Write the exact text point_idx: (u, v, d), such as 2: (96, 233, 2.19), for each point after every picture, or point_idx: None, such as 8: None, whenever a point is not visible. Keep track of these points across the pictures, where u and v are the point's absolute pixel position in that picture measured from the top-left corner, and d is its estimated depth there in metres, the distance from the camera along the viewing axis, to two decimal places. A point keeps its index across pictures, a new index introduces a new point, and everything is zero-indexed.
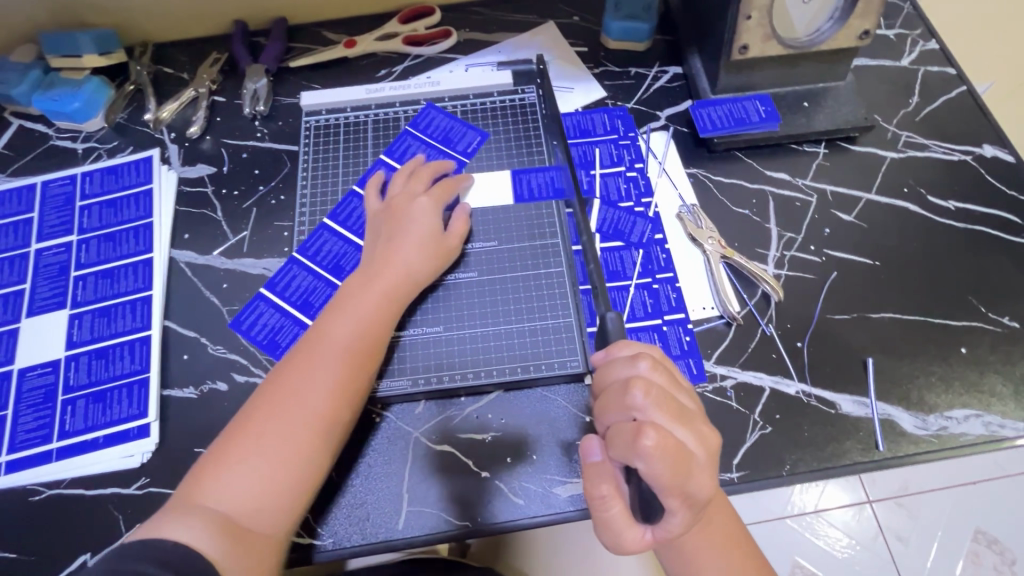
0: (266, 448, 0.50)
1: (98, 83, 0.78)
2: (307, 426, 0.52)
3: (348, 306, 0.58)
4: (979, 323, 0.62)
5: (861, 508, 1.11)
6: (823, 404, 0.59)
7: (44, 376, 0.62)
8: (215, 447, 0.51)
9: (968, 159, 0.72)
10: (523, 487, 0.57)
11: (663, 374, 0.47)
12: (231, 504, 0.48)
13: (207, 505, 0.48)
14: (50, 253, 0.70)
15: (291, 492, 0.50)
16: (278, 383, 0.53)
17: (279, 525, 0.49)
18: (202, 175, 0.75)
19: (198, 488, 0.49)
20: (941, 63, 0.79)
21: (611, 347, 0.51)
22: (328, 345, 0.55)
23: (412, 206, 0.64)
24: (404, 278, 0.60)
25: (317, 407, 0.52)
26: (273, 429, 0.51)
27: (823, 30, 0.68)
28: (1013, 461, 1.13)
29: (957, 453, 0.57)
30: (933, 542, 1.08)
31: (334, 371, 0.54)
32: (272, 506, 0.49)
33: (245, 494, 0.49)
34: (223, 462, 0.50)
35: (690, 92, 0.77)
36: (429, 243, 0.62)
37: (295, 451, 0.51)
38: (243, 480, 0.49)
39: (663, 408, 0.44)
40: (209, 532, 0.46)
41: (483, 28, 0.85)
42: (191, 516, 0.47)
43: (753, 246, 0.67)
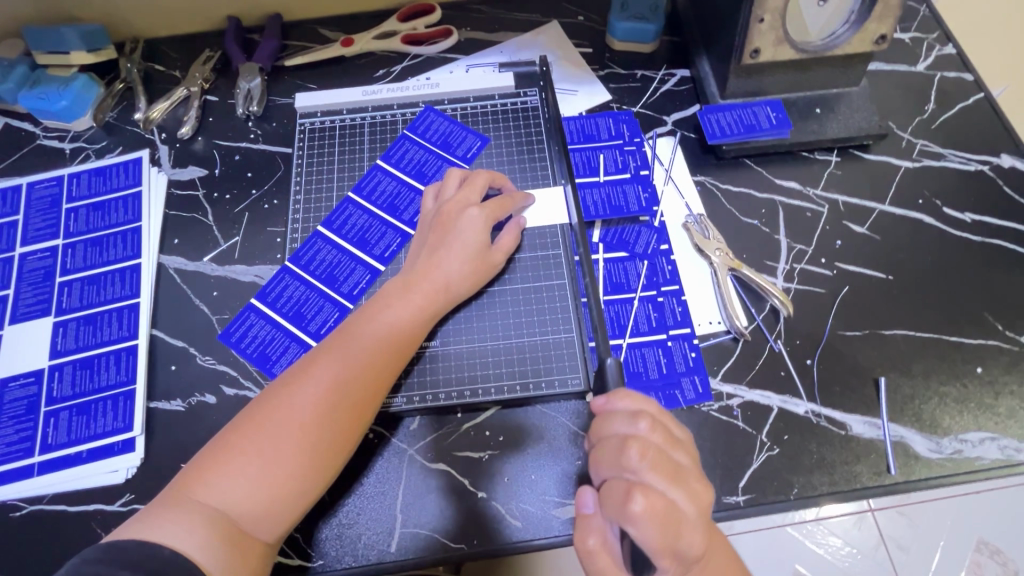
0: (274, 450, 0.48)
1: (87, 80, 0.76)
2: (326, 435, 0.50)
3: (386, 314, 0.56)
4: (995, 342, 0.60)
5: (861, 516, 1.06)
6: (833, 425, 0.57)
7: (27, 387, 0.60)
8: (222, 439, 0.49)
9: (984, 169, 0.69)
10: (521, 508, 0.55)
11: (661, 433, 0.46)
12: (230, 505, 0.46)
13: (204, 501, 0.45)
14: (34, 257, 0.67)
15: (292, 500, 0.48)
16: (304, 382, 0.51)
17: (273, 531, 0.47)
18: (193, 177, 0.73)
19: (196, 482, 0.46)
20: (957, 68, 0.76)
21: (610, 394, 0.48)
22: (360, 353, 0.53)
23: (465, 214, 0.60)
24: (442, 292, 0.58)
25: (338, 417, 0.50)
26: (291, 432, 0.48)
27: (838, 33, 0.65)
28: None
29: (971, 478, 0.55)
30: (935, 552, 1.03)
31: (357, 378, 0.52)
32: (272, 512, 0.47)
33: (246, 496, 0.46)
34: (229, 457, 0.47)
35: (698, 96, 0.75)
36: (474, 259, 0.60)
37: (305, 457, 0.48)
38: (247, 481, 0.46)
39: (658, 469, 0.43)
40: (205, 532, 0.44)
41: (484, 27, 0.82)
42: (186, 511, 0.44)
43: (761, 258, 0.65)
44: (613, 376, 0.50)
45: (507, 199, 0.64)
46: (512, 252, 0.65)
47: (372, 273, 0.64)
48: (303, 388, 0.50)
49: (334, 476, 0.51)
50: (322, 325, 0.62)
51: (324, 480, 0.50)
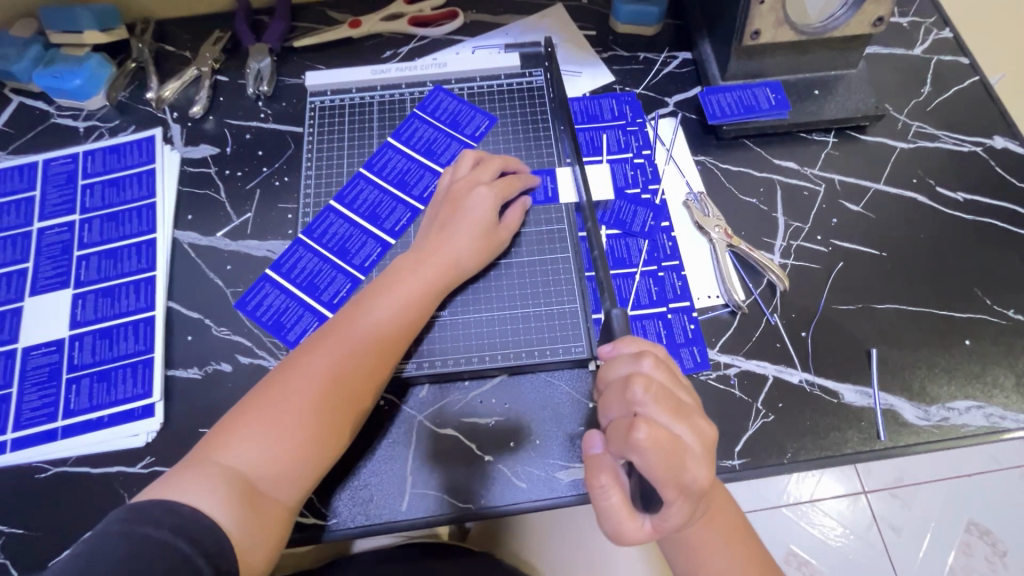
0: (290, 419, 0.50)
1: (100, 59, 0.77)
2: (341, 405, 0.52)
3: (397, 289, 0.58)
4: (984, 316, 0.62)
5: (854, 497, 1.09)
6: (826, 393, 0.59)
7: (49, 355, 0.62)
8: (242, 405, 0.51)
9: (978, 150, 0.71)
10: (526, 471, 0.57)
11: (664, 371, 0.47)
12: (249, 468, 0.48)
13: (223, 463, 0.48)
14: (52, 232, 0.69)
15: (305, 466, 0.50)
16: (318, 353, 0.53)
17: (291, 493, 0.49)
18: (205, 156, 0.74)
19: (216, 446, 0.49)
20: (954, 52, 0.78)
21: (618, 341, 0.50)
22: (371, 326, 0.55)
23: (474, 193, 0.62)
24: (451, 268, 0.60)
25: (351, 386, 0.53)
26: (307, 400, 0.51)
27: (837, 16, 0.67)
28: (1008, 454, 1.09)
29: (957, 443, 0.57)
30: (926, 533, 1.05)
31: (369, 350, 0.54)
32: (288, 476, 0.49)
33: (262, 459, 0.48)
34: (246, 422, 0.50)
35: (699, 78, 0.76)
36: (481, 237, 0.62)
37: (319, 425, 0.51)
38: (265, 446, 0.49)
39: (661, 403, 0.44)
40: (225, 492, 0.46)
41: (490, 9, 0.83)
42: (207, 472, 0.47)
43: (759, 235, 0.67)
44: (619, 323, 0.54)
45: (516, 182, 0.66)
46: (517, 228, 0.66)
47: (383, 247, 0.66)
48: (320, 360, 0.53)
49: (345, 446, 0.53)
50: (335, 296, 0.64)
51: (339, 447, 0.52)
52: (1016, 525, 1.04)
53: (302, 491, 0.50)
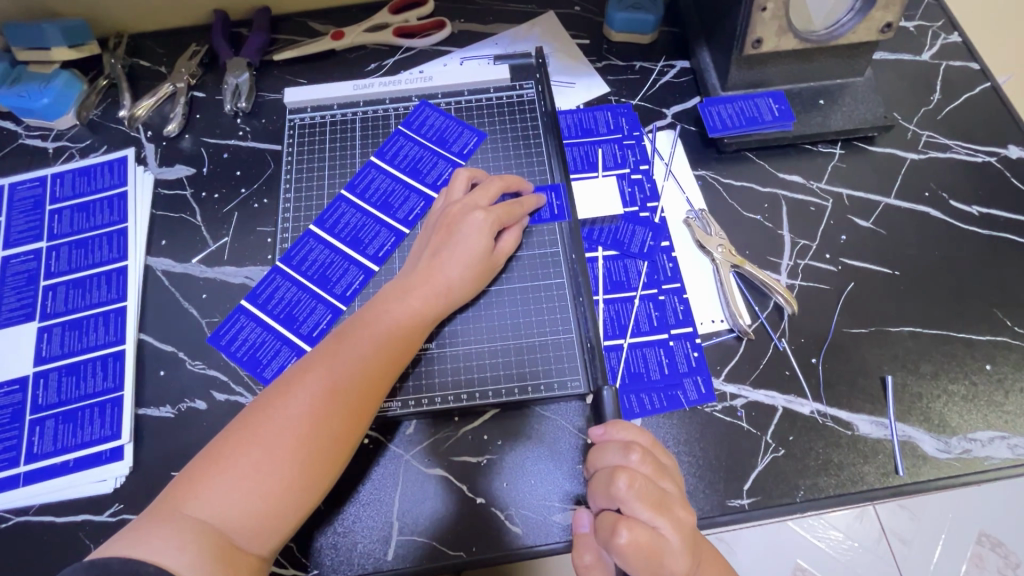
0: (268, 465, 0.46)
1: (69, 76, 0.74)
2: (324, 447, 0.48)
3: (385, 319, 0.54)
4: (1004, 337, 0.59)
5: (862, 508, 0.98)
6: (839, 425, 0.56)
7: (11, 395, 0.59)
8: (216, 448, 0.46)
9: (992, 161, 0.68)
10: (520, 514, 0.53)
11: (651, 463, 0.47)
12: (221, 520, 0.43)
13: (194, 515, 0.43)
14: (17, 261, 0.65)
15: (284, 515, 0.45)
16: (300, 389, 0.49)
17: (267, 546, 0.45)
18: (180, 177, 0.71)
19: (186, 495, 0.44)
20: (964, 57, 0.74)
21: (608, 425, 0.50)
22: (357, 360, 0.51)
23: (469, 217, 0.59)
24: (443, 295, 0.57)
25: (335, 426, 0.48)
26: (286, 444, 0.46)
27: (843, 22, 0.63)
28: None
29: (981, 478, 0.53)
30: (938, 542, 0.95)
31: (355, 385, 0.50)
32: (265, 526, 0.45)
33: (236, 509, 0.44)
34: (219, 466, 0.45)
35: (698, 87, 0.73)
36: (476, 263, 0.58)
37: (300, 470, 0.46)
38: (238, 496, 0.44)
39: (644, 499, 0.44)
40: (194, 549, 0.41)
41: (478, 19, 0.80)
42: (174, 524, 0.42)
43: (765, 254, 0.64)
44: (609, 408, 0.53)
45: (517, 204, 0.62)
46: (511, 252, 0.63)
47: (366, 273, 0.62)
48: (301, 398, 0.48)
49: (326, 491, 0.49)
50: (315, 327, 0.60)
51: (321, 493, 0.48)
52: None
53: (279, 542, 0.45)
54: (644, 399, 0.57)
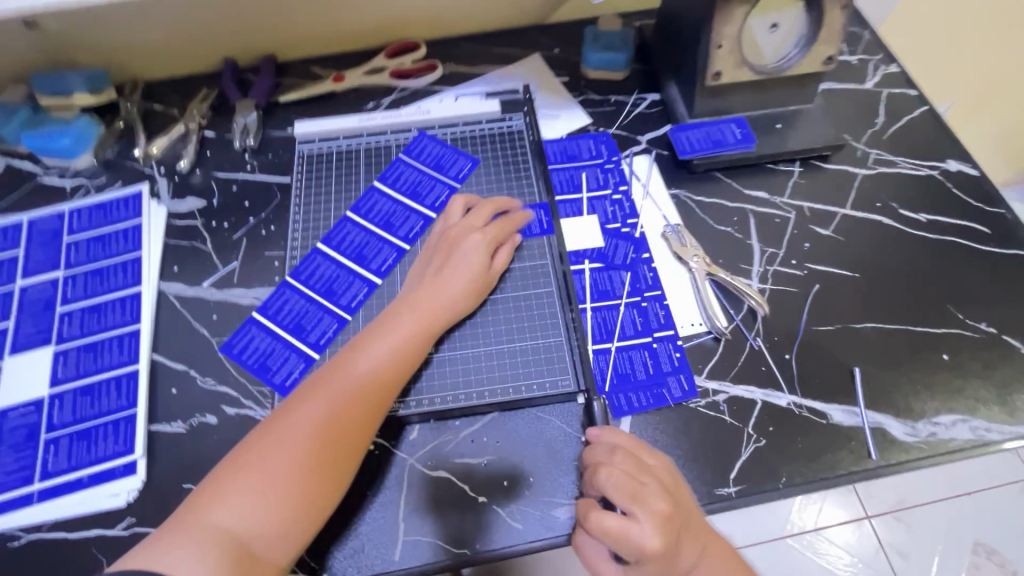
0: (287, 472, 0.48)
1: (89, 119, 0.79)
2: (340, 453, 0.51)
3: (393, 333, 0.58)
4: (958, 330, 0.64)
5: (862, 522, 1.36)
6: (814, 414, 0.60)
7: (27, 416, 0.61)
8: (236, 460, 0.49)
9: (934, 174, 0.75)
10: (522, 510, 0.56)
11: (633, 460, 0.52)
12: (245, 527, 0.46)
13: (218, 524, 0.45)
14: (35, 289, 0.69)
15: (304, 520, 0.48)
16: (313, 401, 0.52)
17: (288, 552, 0.47)
18: (191, 208, 0.76)
19: (209, 505, 0.46)
20: (902, 85, 0.83)
21: (602, 429, 0.55)
22: (367, 371, 0.55)
23: (469, 239, 0.64)
24: (446, 309, 0.61)
25: (349, 433, 0.52)
26: (305, 451, 0.49)
27: (790, 56, 0.71)
28: (965, 478, 1.40)
29: (947, 458, 0.57)
30: (932, 557, 1.32)
31: (366, 394, 0.53)
32: (283, 533, 0.47)
33: (258, 516, 0.47)
34: (236, 478, 0.48)
35: (668, 117, 0.80)
36: (475, 279, 0.63)
37: (318, 476, 0.49)
38: (261, 503, 0.47)
39: (620, 490, 0.49)
40: (221, 556, 0.44)
41: (467, 61, 0.88)
42: (197, 535, 0.45)
43: (736, 262, 0.69)
44: (600, 415, 0.58)
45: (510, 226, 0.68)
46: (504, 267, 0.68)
47: (370, 287, 0.67)
48: (317, 408, 0.51)
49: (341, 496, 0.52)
50: (322, 336, 0.64)
51: (337, 498, 0.51)
52: (1004, 541, 1.33)
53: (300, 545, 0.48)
54: (631, 397, 0.61)
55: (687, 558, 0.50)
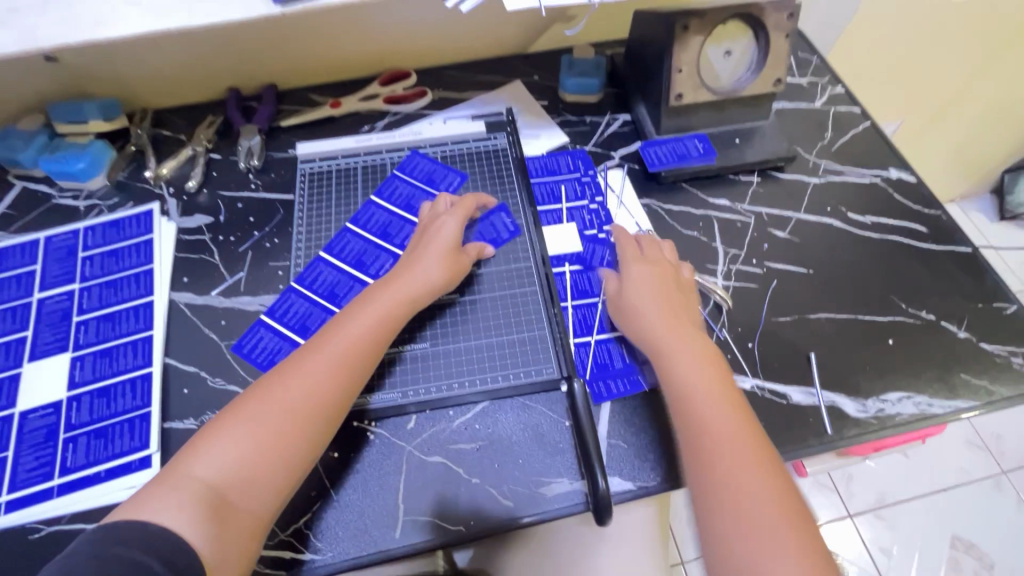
0: (260, 430, 0.53)
1: (102, 145, 0.85)
2: (310, 415, 0.55)
3: (366, 309, 0.63)
4: (901, 317, 0.71)
5: (845, 521, 1.41)
6: (775, 395, 0.66)
7: (46, 417, 0.65)
8: (219, 419, 0.54)
9: (877, 181, 0.84)
10: (512, 489, 0.61)
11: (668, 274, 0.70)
12: (219, 477, 0.50)
13: (196, 475, 0.50)
14: (52, 300, 0.74)
15: (274, 474, 0.53)
16: (295, 370, 0.57)
17: (260, 502, 0.52)
18: (199, 224, 0.81)
19: (190, 459, 0.51)
20: (847, 104, 0.92)
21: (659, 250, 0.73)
22: (345, 345, 0.59)
23: (439, 228, 0.71)
24: (416, 288, 0.66)
25: (320, 396, 0.56)
26: (279, 411, 0.54)
27: (743, 78, 0.80)
28: (939, 476, 1.46)
29: (894, 431, 0.64)
30: (913, 552, 1.36)
31: (339, 363, 0.58)
32: (261, 487, 0.52)
33: (231, 467, 0.51)
34: (219, 437, 0.52)
35: (638, 135, 0.88)
36: (444, 261, 0.68)
37: (287, 433, 0.54)
38: (234, 455, 0.52)
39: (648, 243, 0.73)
40: (194, 504, 0.48)
41: (454, 88, 0.96)
42: (179, 486, 0.49)
43: (703, 262, 0.76)
44: (580, 399, 0.63)
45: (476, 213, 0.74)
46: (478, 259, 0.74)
47: None
48: (293, 374, 0.56)
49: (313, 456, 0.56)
50: None
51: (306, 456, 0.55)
52: (983, 536, 1.38)
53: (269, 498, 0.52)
54: (610, 384, 0.66)
55: (679, 363, 0.60)
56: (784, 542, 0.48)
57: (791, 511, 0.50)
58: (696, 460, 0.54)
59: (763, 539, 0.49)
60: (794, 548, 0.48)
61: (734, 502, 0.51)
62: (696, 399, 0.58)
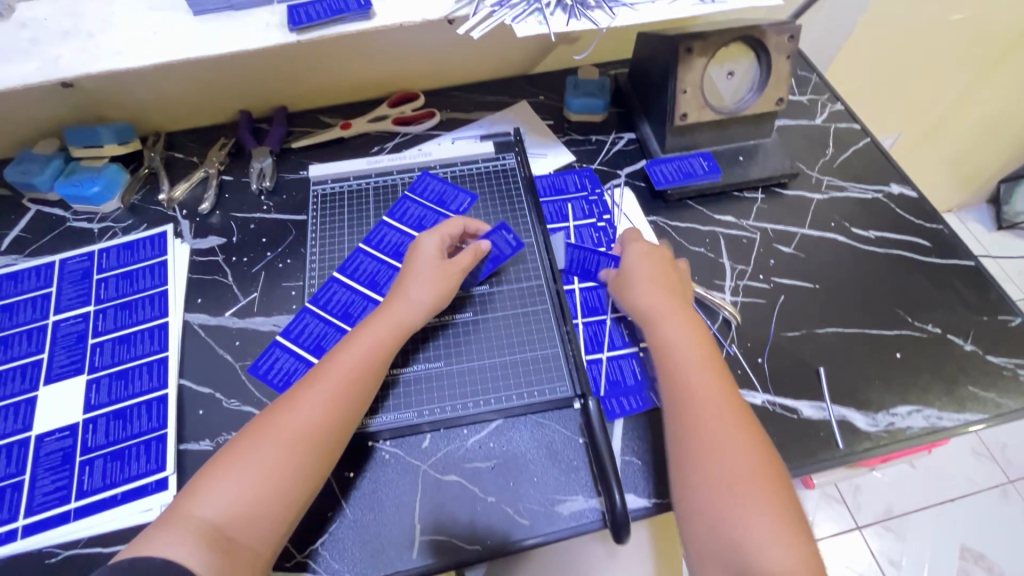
0: (255, 466, 0.53)
1: (116, 169, 0.86)
2: (305, 446, 0.55)
3: (357, 338, 0.63)
4: (908, 331, 0.72)
5: (854, 534, 1.41)
6: (786, 410, 0.67)
7: (62, 440, 0.65)
8: (217, 458, 0.54)
9: (879, 196, 0.85)
10: (528, 507, 0.61)
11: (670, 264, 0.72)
12: (219, 515, 0.50)
13: (196, 514, 0.50)
14: (68, 323, 0.74)
15: (272, 508, 0.52)
16: (288, 405, 0.57)
17: (260, 537, 0.51)
18: (212, 246, 0.82)
19: (191, 499, 0.51)
20: (847, 120, 0.94)
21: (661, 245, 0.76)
22: (345, 371, 0.60)
23: (427, 251, 0.70)
24: (407, 314, 0.66)
25: (313, 427, 0.56)
26: (274, 445, 0.54)
27: (746, 98, 0.82)
28: (947, 487, 1.46)
29: (905, 445, 0.64)
30: (924, 564, 1.36)
31: (333, 392, 0.58)
32: (261, 522, 0.51)
33: (230, 504, 0.51)
34: (217, 475, 0.52)
35: (643, 153, 0.90)
36: (435, 285, 0.68)
37: (283, 467, 0.53)
38: (232, 493, 0.51)
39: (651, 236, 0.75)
40: (196, 542, 0.48)
41: (462, 108, 0.98)
42: (181, 525, 0.49)
43: (711, 278, 0.77)
44: (595, 415, 0.63)
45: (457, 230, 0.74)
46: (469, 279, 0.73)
47: None
48: (286, 409, 0.56)
49: (312, 488, 0.55)
50: None
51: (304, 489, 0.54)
52: (994, 547, 1.37)
53: (270, 532, 0.51)
54: (623, 401, 0.67)
55: (667, 328, 0.64)
56: (750, 492, 0.51)
57: (758, 465, 0.53)
58: (678, 417, 0.57)
59: (729, 487, 0.51)
60: (759, 496, 0.51)
61: (706, 455, 0.54)
62: (681, 360, 0.61)
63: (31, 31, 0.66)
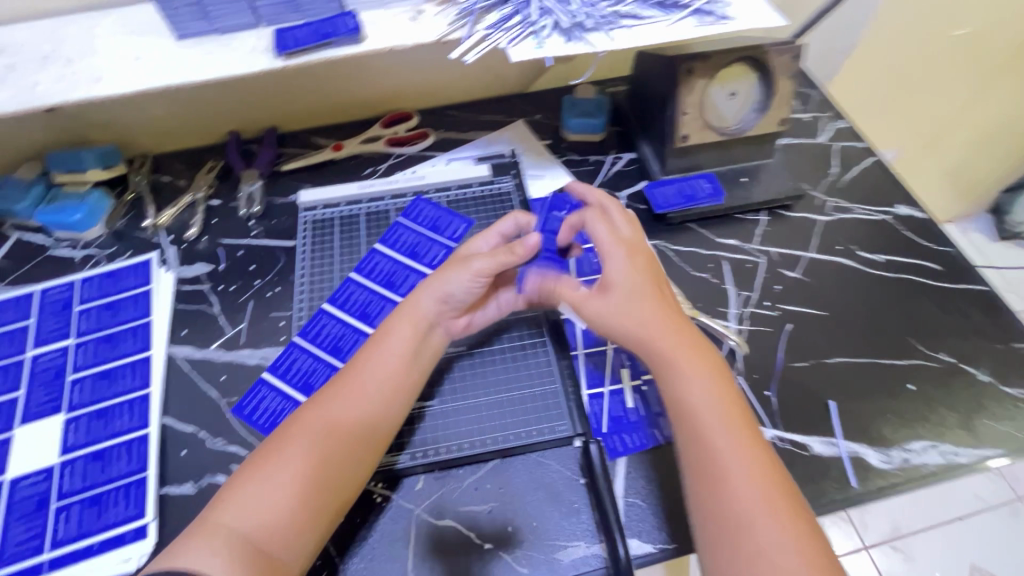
0: (287, 472, 0.50)
1: (100, 194, 0.83)
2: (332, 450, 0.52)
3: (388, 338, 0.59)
4: (921, 361, 0.70)
5: (861, 553, 1.37)
6: (797, 447, 0.64)
7: (37, 484, 0.62)
8: (251, 464, 0.51)
9: (887, 218, 0.83)
10: (527, 555, 0.58)
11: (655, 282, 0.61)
12: (251, 527, 0.47)
13: (226, 527, 0.47)
14: (46, 357, 0.71)
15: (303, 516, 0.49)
16: (318, 408, 0.54)
17: (289, 548, 0.48)
18: (199, 273, 0.79)
19: (220, 510, 0.48)
20: (851, 138, 0.92)
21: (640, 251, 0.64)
22: (378, 373, 0.57)
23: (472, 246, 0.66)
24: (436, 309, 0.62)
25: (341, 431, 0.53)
26: (306, 450, 0.51)
27: (747, 119, 0.80)
28: (953, 503, 1.43)
29: (921, 483, 0.61)
30: None
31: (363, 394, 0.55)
32: (292, 532, 0.48)
33: (261, 514, 0.48)
34: (250, 483, 0.49)
35: (643, 174, 0.87)
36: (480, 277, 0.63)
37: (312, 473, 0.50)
38: (264, 500, 0.48)
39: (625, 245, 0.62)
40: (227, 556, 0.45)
41: (457, 128, 0.95)
42: (213, 538, 0.46)
43: (715, 305, 0.75)
44: (596, 457, 0.61)
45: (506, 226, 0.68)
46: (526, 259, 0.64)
47: None
48: (317, 414, 0.53)
49: (342, 492, 0.52)
50: None
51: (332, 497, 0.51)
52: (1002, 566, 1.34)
53: (301, 542, 0.49)
54: (625, 438, 0.64)
55: (687, 377, 0.54)
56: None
57: (810, 553, 0.45)
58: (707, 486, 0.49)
59: None
60: None
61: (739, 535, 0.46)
62: (704, 412, 0.52)
63: (8, 57, 0.63)
